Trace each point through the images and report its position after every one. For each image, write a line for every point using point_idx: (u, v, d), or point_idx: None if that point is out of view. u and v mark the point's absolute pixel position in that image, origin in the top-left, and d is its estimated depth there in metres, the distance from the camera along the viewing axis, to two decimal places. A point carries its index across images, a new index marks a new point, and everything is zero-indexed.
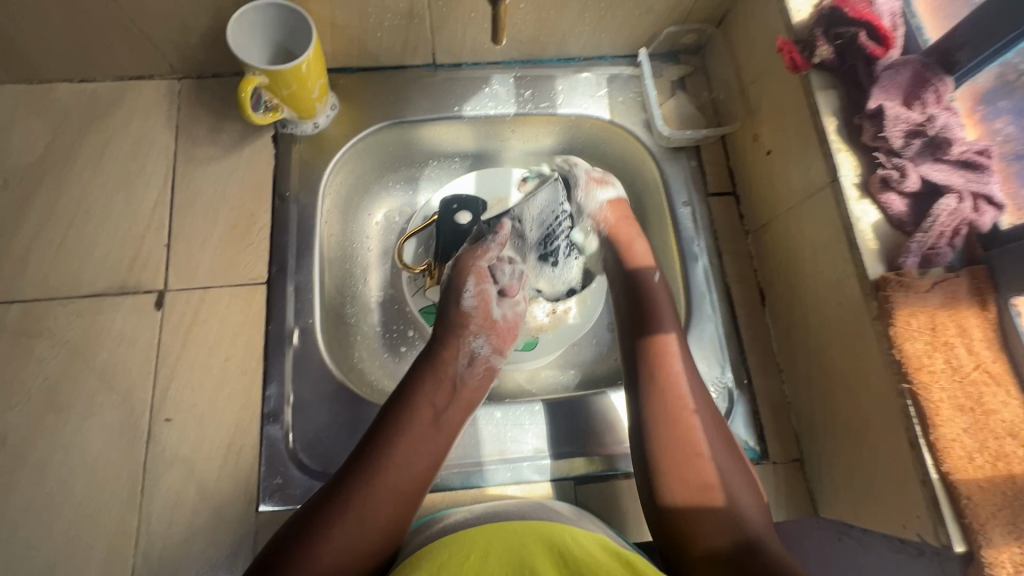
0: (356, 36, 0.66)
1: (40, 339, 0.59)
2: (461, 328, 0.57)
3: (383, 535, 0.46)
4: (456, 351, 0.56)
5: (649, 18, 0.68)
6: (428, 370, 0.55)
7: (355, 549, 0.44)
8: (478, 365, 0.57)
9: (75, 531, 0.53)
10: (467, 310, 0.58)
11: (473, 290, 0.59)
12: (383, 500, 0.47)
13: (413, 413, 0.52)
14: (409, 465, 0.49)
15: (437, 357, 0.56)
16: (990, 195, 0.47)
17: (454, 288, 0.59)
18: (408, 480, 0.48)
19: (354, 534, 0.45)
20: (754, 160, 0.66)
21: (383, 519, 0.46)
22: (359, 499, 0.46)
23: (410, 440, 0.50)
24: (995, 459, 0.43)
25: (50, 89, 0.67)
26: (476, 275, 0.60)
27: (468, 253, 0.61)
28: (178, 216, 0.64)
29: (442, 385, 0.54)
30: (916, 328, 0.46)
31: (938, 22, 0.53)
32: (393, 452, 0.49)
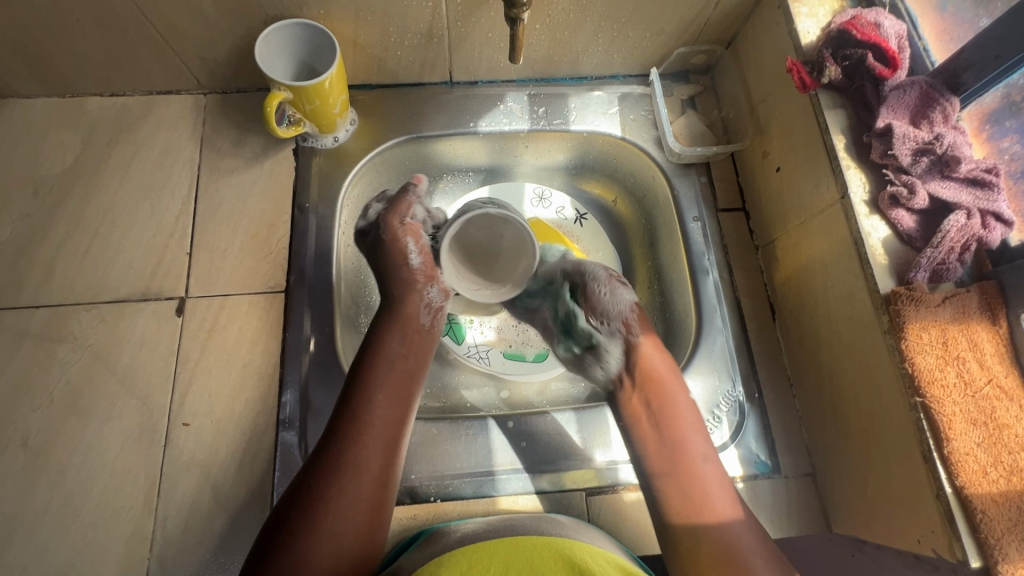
0: (376, 54, 0.68)
1: (64, 343, 0.60)
2: (413, 283, 0.57)
3: (376, 485, 0.46)
4: (417, 305, 0.57)
5: (660, 39, 0.70)
6: (391, 326, 0.55)
7: (356, 503, 0.45)
8: (437, 312, 0.58)
9: (92, 533, 0.54)
10: (414, 270, 0.57)
11: (414, 248, 0.58)
12: (371, 451, 0.47)
13: (384, 363, 0.52)
14: (386, 413, 0.49)
15: (400, 313, 0.56)
16: (999, 212, 0.48)
17: (393, 251, 0.57)
18: (388, 425, 0.49)
19: (352, 489, 0.45)
20: (763, 177, 0.67)
21: (375, 470, 0.47)
22: (348, 452, 0.46)
23: (386, 391, 0.51)
24: (1011, 474, 0.43)
25: (82, 102, 0.70)
26: (412, 233, 0.58)
27: (393, 213, 0.59)
28: (200, 225, 0.66)
29: (409, 338, 0.55)
30: (927, 342, 0.47)
31: (943, 44, 0.55)
32: (373, 406, 0.49)
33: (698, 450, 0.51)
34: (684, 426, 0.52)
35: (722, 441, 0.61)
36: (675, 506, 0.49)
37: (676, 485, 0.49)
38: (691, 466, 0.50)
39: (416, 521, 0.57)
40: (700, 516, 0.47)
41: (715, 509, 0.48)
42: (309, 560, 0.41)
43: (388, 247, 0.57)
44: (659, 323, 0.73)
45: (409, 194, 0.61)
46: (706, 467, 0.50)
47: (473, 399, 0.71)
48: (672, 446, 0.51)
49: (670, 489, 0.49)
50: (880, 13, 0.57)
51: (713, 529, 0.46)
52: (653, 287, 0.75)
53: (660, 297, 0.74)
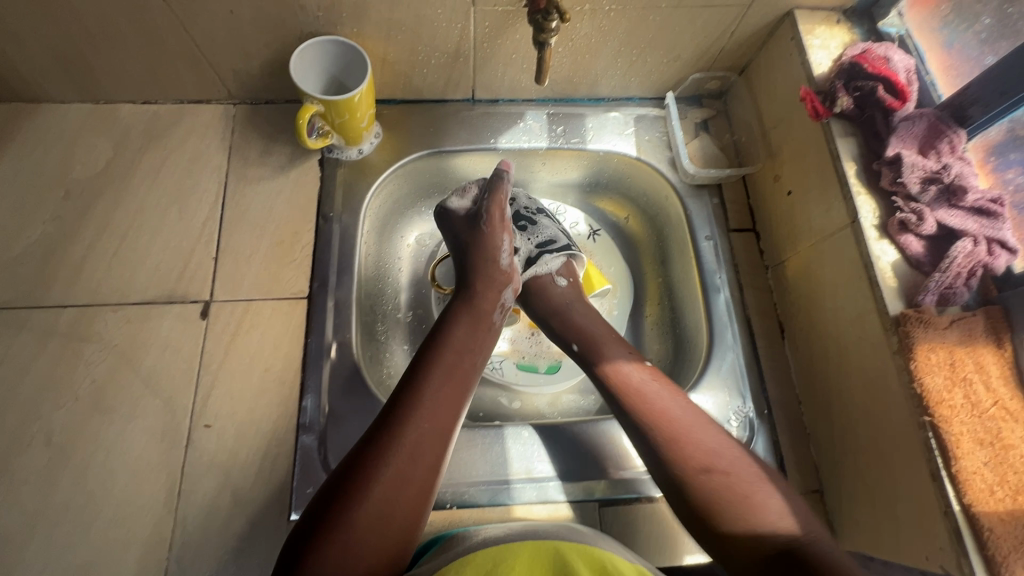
0: (403, 71, 0.70)
1: (90, 343, 0.61)
2: (495, 281, 0.62)
3: (430, 469, 0.47)
4: (494, 303, 0.61)
5: (676, 65, 0.72)
6: (461, 316, 0.58)
7: (411, 483, 0.46)
8: (507, 314, 0.62)
9: (113, 531, 0.55)
10: (500, 270, 0.63)
11: (506, 248, 0.64)
12: (430, 436, 0.48)
13: (447, 350, 0.54)
14: (446, 400, 0.51)
15: (477, 306, 0.59)
16: (1004, 240, 0.50)
17: (493, 243, 0.64)
18: (449, 412, 0.50)
19: (410, 469, 0.46)
20: (775, 200, 0.70)
21: (432, 455, 0.48)
22: (410, 432, 0.47)
23: (447, 379, 0.52)
24: (1016, 493, 0.44)
25: (115, 109, 0.72)
26: (507, 231, 0.65)
27: (495, 201, 0.65)
28: (227, 231, 0.68)
29: (475, 329, 0.57)
30: (935, 363, 0.49)
31: (950, 79, 0.58)
32: (435, 392, 0.50)
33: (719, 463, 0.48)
34: (696, 431, 0.50)
35: None
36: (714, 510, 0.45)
37: (709, 493, 0.46)
38: (718, 468, 0.47)
39: (432, 528, 0.58)
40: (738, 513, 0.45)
41: (767, 515, 0.44)
42: (359, 536, 0.42)
43: (487, 237, 0.64)
44: (669, 339, 0.75)
45: (502, 180, 0.66)
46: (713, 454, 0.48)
47: (484, 410, 0.72)
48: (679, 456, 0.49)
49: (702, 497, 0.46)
50: (889, 48, 0.60)
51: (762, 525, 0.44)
52: (664, 303, 0.77)
53: (671, 314, 0.76)
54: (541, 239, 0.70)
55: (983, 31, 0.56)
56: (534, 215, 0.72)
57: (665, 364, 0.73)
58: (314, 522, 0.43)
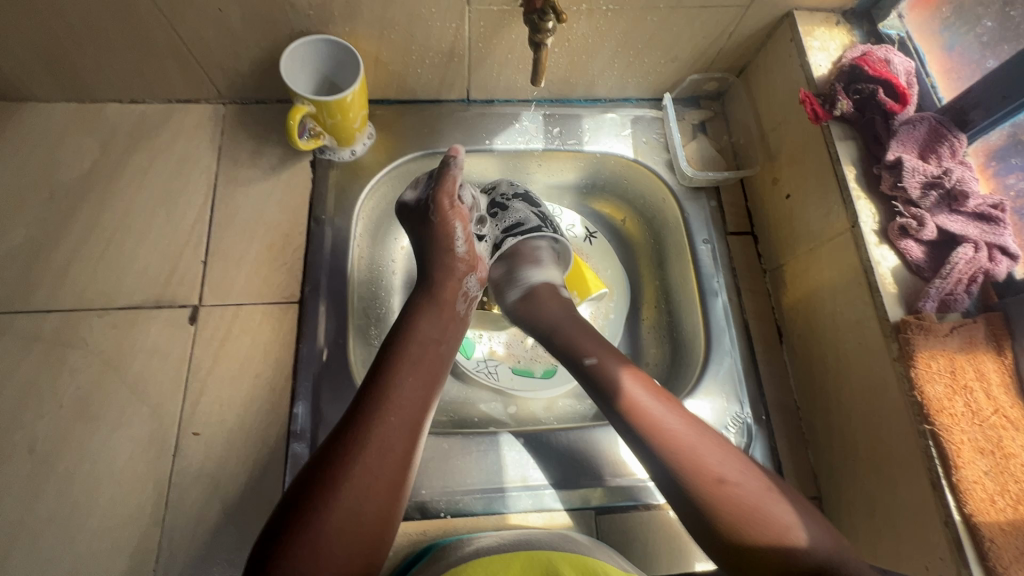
0: (397, 71, 0.69)
1: (76, 349, 0.60)
2: (453, 271, 0.60)
3: (399, 466, 0.46)
4: (455, 291, 0.59)
5: (674, 65, 0.72)
6: (427, 308, 0.57)
7: (378, 480, 0.44)
8: (471, 300, 0.61)
9: (97, 543, 0.53)
10: (458, 259, 0.60)
11: (461, 235, 0.61)
12: (398, 431, 0.47)
13: (415, 341, 0.53)
14: (415, 393, 0.49)
15: (439, 296, 0.58)
16: (1005, 246, 0.50)
17: (445, 233, 0.60)
18: (415, 405, 0.49)
19: (377, 466, 0.45)
20: (773, 203, 0.69)
21: (400, 450, 0.46)
22: (377, 428, 0.46)
23: (414, 372, 0.50)
24: (1018, 503, 0.43)
25: (101, 108, 0.70)
26: (460, 218, 0.61)
27: (442, 191, 0.59)
28: (216, 234, 0.66)
29: (442, 319, 0.56)
30: (936, 371, 0.48)
31: (950, 82, 0.58)
32: (402, 386, 0.49)
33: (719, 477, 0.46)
34: (699, 443, 0.48)
35: None
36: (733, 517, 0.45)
37: (716, 509, 0.45)
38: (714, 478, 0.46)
39: (426, 537, 0.57)
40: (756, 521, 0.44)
41: (775, 525, 0.44)
42: (326, 536, 0.41)
43: (440, 227, 0.60)
44: (667, 343, 0.74)
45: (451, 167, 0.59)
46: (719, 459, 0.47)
47: (478, 415, 0.71)
48: (684, 468, 0.47)
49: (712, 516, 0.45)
50: (890, 50, 0.59)
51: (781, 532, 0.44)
52: (661, 306, 0.76)
53: (669, 317, 0.75)
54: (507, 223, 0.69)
55: (984, 34, 0.55)
56: (508, 200, 0.71)
57: (662, 368, 0.73)
58: (282, 525, 0.42)
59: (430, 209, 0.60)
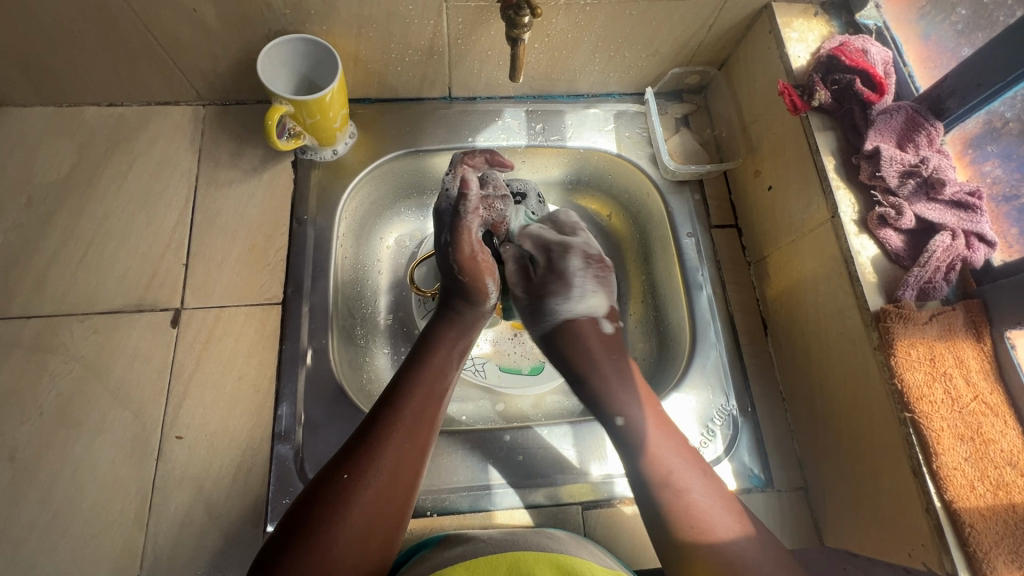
0: (376, 69, 0.69)
1: (56, 354, 0.59)
2: (480, 316, 0.61)
3: (406, 492, 0.47)
4: (475, 328, 0.60)
5: (655, 59, 0.71)
6: (446, 334, 0.57)
7: (387, 504, 0.45)
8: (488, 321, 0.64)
9: (80, 549, 0.53)
10: (484, 303, 0.60)
11: (493, 285, 0.60)
12: (409, 458, 0.47)
13: (425, 367, 0.53)
14: (426, 420, 0.50)
15: (460, 329, 0.58)
16: (982, 233, 0.50)
17: (475, 288, 0.59)
18: (424, 430, 0.50)
19: (387, 489, 0.46)
20: (756, 195, 0.69)
21: (410, 476, 0.47)
22: (388, 452, 0.47)
23: (427, 397, 0.51)
24: (996, 488, 0.44)
25: (79, 112, 0.70)
26: (489, 273, 0.59)
27: (466, 250, 0.57)
28: (197, 236, 0.66)
29: (455, 349, 0.57)
30: (916, 359, 0.48)
31: (927, 71, 0.58)
32: (417, 411, 0.50)
33: (670, 465, 0.50)
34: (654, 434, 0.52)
35: (716, 455, 0.61)
36: (669, 514, 0.48)
37: (664, 493, 0.49)
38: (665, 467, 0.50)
39: (412, 536, 0.56)
40: (693, 524, 0.46)
41: (708, 521, 0.46)
42: (334, 560, 0.41)
43: (471, 280, 0.58)
44: (653, 338, 0.74)
45: (467, 210, 0.56)
46: (673, 460, 0.50)
47: (466, 413, 0.70)
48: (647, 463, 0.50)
49: (657, 496, 0.49)
50: (867, 40, 0.59)
51: (712, 543, 0.45)
52: (647, 301, 0.76)
53: (655, 312, 0.75)
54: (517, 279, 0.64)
55: (959, 22, 0.55)
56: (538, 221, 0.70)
57: (649, 362, 0.73)
58: (283, 542, 0.42)
59: (456, 266, 0.58)
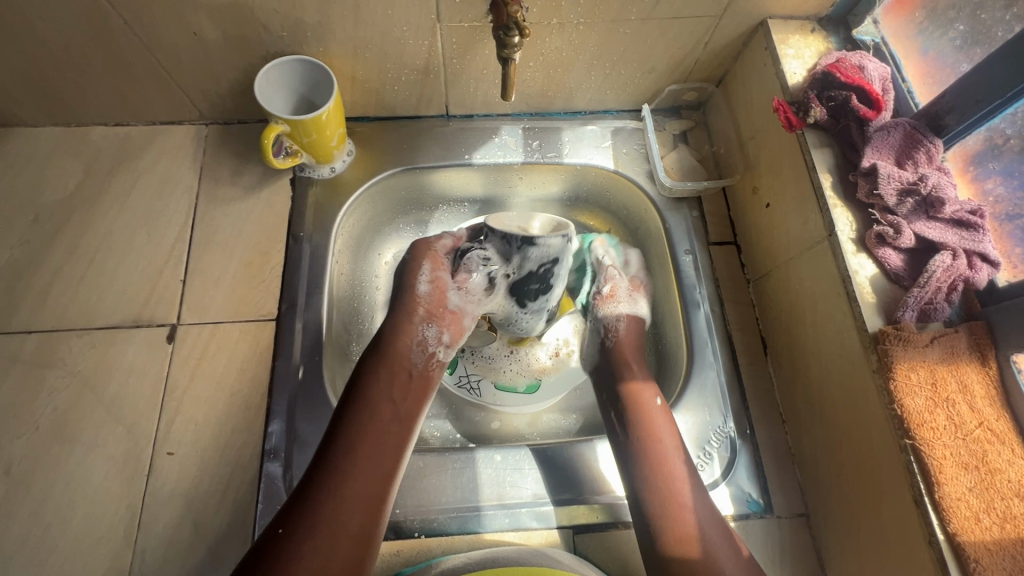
0: (374, 88, 0.70)
1: (54, 369, 0.60)
2: (411, 311, 0.59)
3: (353, 545, 0.45)
4: (407, 349, 0.57)
5: (652, 77, 0.71)
6: (382, 368, 0.55)
7: (328, 564, 0.44)
8: (431, 355, 0.59)
9: (68, 565, 0.53)
10: (417, 303, 0.60)
11: (425, 277, 0.61)
12: (352, 508, 0.46)
13: (369, 407, 0.52)
14: (373, 467, 0.49)
15: (391, 353, 0.56)
16: (985, 253, 0.49)
17: (410, 271, 0.62)
18: (370, 481, 0.48)
19: (328, 547, 0.44)
20: (754, 212, 0.68)
21: (352, 529, 0.46)
22: (327, 508, 0.46)
23: (370, 444, 0.50)
24: (1003, 521, 0.42)
25: (87, 132, 0.72)
26: (432, 260, 0.63)
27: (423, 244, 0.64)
28: (196, 253, 0.67)
29: (399, 385, 0.55)
30: (916, 383, 0.47)
31: (927, 86, 0.57)
32: (356, 461, 0.49)
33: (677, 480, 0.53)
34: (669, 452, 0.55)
35: (712, 478, 0.60)
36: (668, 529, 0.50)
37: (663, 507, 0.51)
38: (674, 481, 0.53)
39: (399, 557, 0.55)
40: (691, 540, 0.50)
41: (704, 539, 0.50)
42: None
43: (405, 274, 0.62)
44: (651, 357, 0.73)
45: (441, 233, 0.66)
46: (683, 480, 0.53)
47: (461, 432, 0.70)
48: (657, 476, 0.53)
49: (657, 505, 0.52)
50: (864, 56, 0.58)
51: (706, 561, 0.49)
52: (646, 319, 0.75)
53: (653, 330, 0.73)
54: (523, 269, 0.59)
55: (957, 38, 0.54)
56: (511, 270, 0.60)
57: None
58: None
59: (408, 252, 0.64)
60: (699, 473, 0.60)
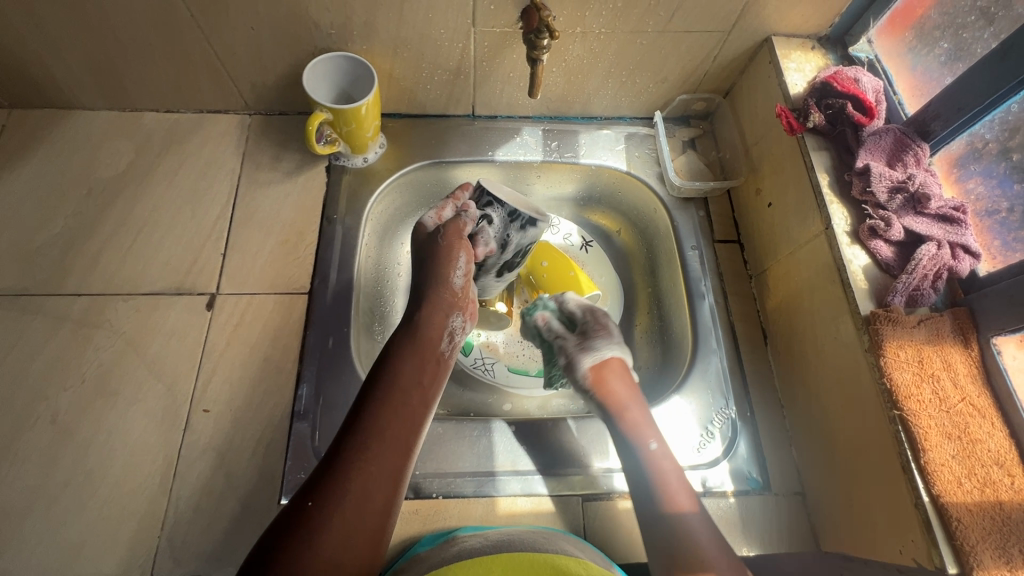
0: (408, 86, 0.75)
1: (100, 329, 0.64)
2: (441, 300, 0.58)
3: (381, 516, 0.45)
4: (440, 331, 0.57)
5: (664, 86, 0.77)
6: (410, 349, 0.54)
7: (357, 530, 0.43)
8: (456, 341, 0.59)
9: (107, 509, 0.56)
10: (448, 292, 0.59)
11: (462, 266, 0.60)
12: (379, 481, 0.45)
13: (397, 382, 0.51)
14: (399, 440, 0.48)
15: (421, 338, 0.56)
16: (967, 245, 0.53)
17: (446, 258, 0.59)
18: (396, 454, 0.47)
19: (355, 515, 0.43)
20: (756, 212, 0.73)
21: (379, 499, 0.45)
22: (354, 478, 0.44)
23: (396, 419, 0.49)
24: (983, 486, 0.46)
25: (139, 116, 0.77)
26: (467, 251, 0.60)
27: (456, 224, 0.61)
28: (236, 229, 0.72)
29: (426, 366, 0.54)
30: (904, 359, 0.51)
31: (915, 99, 0.63)
32: (382, 434, 0.47)
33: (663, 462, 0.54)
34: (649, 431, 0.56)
35: (714, 456, 0.63)
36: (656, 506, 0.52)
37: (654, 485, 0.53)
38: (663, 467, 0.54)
39: (417, 517, 0.58)
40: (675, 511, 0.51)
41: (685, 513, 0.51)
42: None
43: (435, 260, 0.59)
44: (657, 346, 0.77)
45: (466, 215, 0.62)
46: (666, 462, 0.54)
47: (474, 410, 0.73)
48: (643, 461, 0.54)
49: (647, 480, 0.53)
50: (859, 70, 0.64)
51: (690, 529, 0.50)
52: (653, 313, 0.79)
53: (659, 321, 0.78)
54: (519, 246, 0.65)
55: (942, 55, 0.60)
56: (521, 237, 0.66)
57: (651, 369, 0.75)
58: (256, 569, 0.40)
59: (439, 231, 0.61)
60: (702, 450, 0.63)
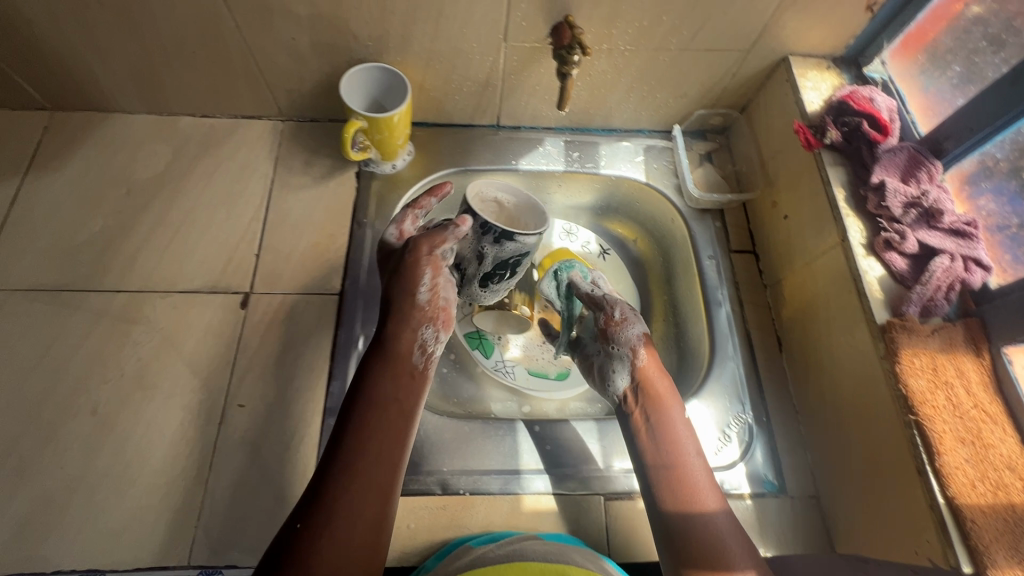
0: (437, 97, 0.78)
1: (139, 325, 0.66)
2: (410, 316, 0.57)
3: (371, 530, 0.46)
4: (410, 345, 0.57)
5: (683, 101, 0.80)
6: (382, 368, 0.55)
7: (348, 545, 0.44)
8: (429, 355, 0.58)
9: (146, 498, 0.58)
10: (417, 307, 0.58)
11: (428, 282, 0.59)
12: (366, 498, 0.47)
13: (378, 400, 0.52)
14: (383, 457, 0.49)
15: (393, 354, 0.56)
16: (979, 258, 0.56)
17: (411, 276, 0.58)
18: (383, 471, 0.49)
19: (345, 532, 0.45)
20: (772, 224, 0.76)
21: (368, 514, 0.46)
22: (343, 498, 0.46)
23: (378, 437, 0.50)
24: (996, 488, 0.48)
25: (176, 121, 0.80)
26: (433, 267, 0.59)
27: (424, 238, 0.59)
28: (269, 231, 0.74)
29: (402, 382, 0.55)
30: (919, 366, 0.53)
31: (928, 119, 0.66)
32: (368, 452, 0.49)
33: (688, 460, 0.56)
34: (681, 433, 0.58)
35: (731, 458, 0.65)
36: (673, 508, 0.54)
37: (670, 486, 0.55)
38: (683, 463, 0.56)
39: (444, 513, 0.60)
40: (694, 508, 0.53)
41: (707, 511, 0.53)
42: None
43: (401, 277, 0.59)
44: (674, 351, 0.79)
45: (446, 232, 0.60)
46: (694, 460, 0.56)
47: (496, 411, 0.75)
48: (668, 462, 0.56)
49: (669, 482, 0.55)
50: (873, 90, 0.67)
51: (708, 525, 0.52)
52: (670, 320, 0.81)
53: (676, 327, 0.80)
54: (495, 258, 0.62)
55: (954, 77, 0.63)
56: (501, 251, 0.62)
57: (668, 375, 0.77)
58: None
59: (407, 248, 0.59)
60: (720, 453, 0.65)
